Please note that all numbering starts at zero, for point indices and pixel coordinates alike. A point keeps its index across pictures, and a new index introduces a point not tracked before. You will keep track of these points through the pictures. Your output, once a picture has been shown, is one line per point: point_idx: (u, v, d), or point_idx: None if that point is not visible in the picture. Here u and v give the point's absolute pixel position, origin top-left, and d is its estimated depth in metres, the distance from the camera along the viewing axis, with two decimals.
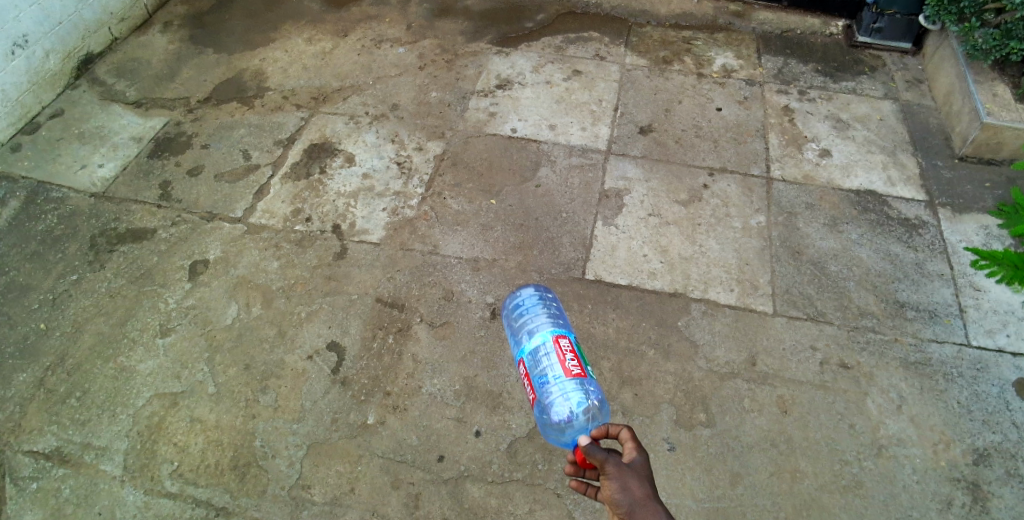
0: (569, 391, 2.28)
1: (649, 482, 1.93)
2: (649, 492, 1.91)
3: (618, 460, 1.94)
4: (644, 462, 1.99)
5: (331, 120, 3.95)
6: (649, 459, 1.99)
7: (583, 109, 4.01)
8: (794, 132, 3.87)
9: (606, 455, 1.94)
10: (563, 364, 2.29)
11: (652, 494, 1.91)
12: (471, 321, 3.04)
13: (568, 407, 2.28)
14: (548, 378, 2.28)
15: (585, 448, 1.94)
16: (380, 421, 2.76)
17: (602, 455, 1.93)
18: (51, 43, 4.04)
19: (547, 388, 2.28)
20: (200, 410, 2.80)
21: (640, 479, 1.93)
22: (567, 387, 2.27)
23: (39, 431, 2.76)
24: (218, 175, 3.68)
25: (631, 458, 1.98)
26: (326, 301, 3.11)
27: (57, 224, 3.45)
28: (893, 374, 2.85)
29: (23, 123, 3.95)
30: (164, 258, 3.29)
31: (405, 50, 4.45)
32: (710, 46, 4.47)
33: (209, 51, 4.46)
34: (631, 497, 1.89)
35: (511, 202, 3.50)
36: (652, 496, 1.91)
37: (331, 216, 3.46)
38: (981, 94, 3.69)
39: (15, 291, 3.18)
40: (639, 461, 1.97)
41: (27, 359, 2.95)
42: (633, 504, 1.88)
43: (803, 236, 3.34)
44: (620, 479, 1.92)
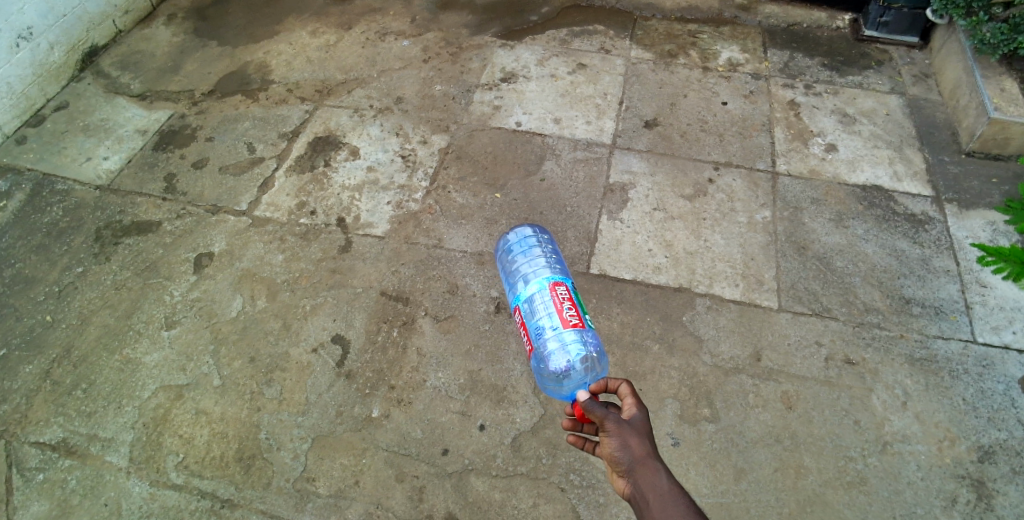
0: (567, 342, 2.43)
1: (648, 439, 1.96)
2: (648, 449, 1.93)
3: (618, 416, 1.97)
4: (643, 419, 2.02)
5: (335, 113, 3.95)
6: (648, 417, 2.02)
7: (587, 103, 4.00)
8: (801, 126, 3.85)
9: (606, 411, 1.96)
10: (561, 314, 2.41)
11: (651, 451, 1.93)
12: (476, 315, 3.04)
13: (566, 358, 2.44)
14: (546, 329, 2.41)
15: (585, 404, 1.96)
16: (384, 414, 2.76)
17: (602, 411, 1.95)
18: (55, 36, 4.04)
19: (545, 338, 2.41)
20: (205, 403, 2.81)
21: (640, 437, 1.96)
22: (565, 337, 2.41)
23: (45, 422, 2.77)
24: (223, 167, 3.68)
25: (631, 416, 2.01)
26: (330, 294, 3.11)
27: (62, 216, 3.46)
28: (899, 371, 2.85)
29: (27, 116, 3.95)
30: (169, 251, 3.30)
31: (409, 43, 4.43)
32: (716, 39, 4.45)
33: (213, 43, 4.46)
34: (631, 453, 1.92)
35: (516, 195, 3.50)
36: (652, 452, 1.93)
37: (335, 209, 3.46)
38: (988, 89, 3.66)
39: (21, 283, 3.19)
40: (639, 418, 2.01)
41: (33, 351, 2.97)
42: (633, 460, 1.91)
43: (809, 231, 3.33)
44: (620, 436, 1.95)
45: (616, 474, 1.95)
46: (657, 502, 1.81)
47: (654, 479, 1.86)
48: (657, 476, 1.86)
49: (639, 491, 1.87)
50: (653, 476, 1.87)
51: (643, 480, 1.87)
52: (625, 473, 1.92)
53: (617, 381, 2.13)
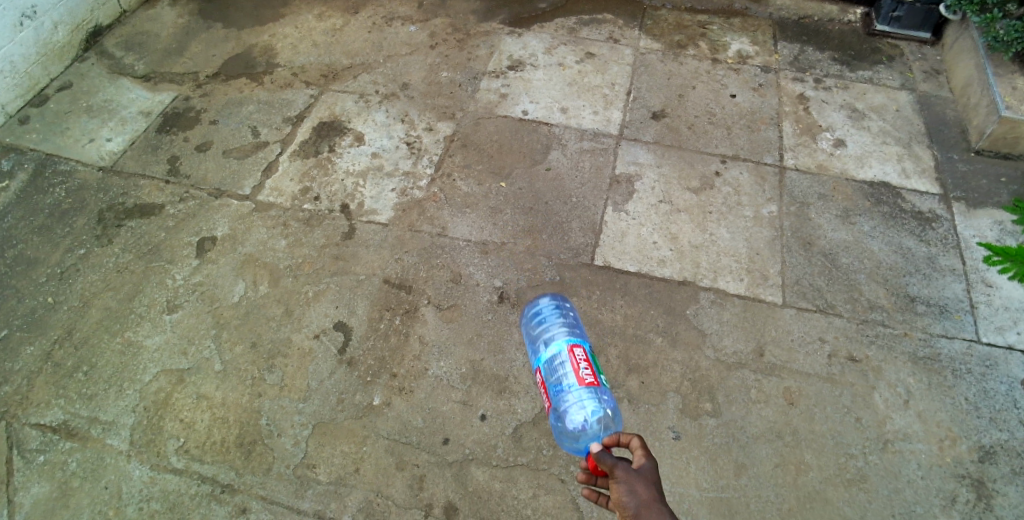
0: (584, 401, 2.38)
1: (657, 487, 1.93)
2: (656, 497, 1.90)
3: (626, 465, 1.96)
4: (653, 468, 1.98)
5: (341, 98, 3.92)
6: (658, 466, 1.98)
7: (595, 93, 3.96)
8: (809, 121, 3.82)
9: (614, 460, 1.97)
10: (577, 373, 2.38)
11: (659, 500, 1.90)
12: (479, 305, 3.03)
13: (582, 416, 2.38)
14: (562, 387, 2.38)
15: (596, 456, 1.99)
16: (386, 402, 2.76)
17: (610, 461, 1.97)
18: (59, 15, 4.00)
19: (562, 395, 2.38)
20: (206, 387, 2.80)
21: (648, 485, 1.93)
22: (582, 396, 2.38)
23: (46, 404, 2.77)
24: (226, 151, 3.65)
25: (640, 465, 1.98)
26: (333, 281, 3.10)
27: (64, 197, 3.44)
28: (902, 369, 2.84)
29: (31, 95, 3.93)
30: (172, 234, 3.29)
31: (416, 29, 4.39)
32: (726, 31, 4.40)
33: (218, 25, 4.42)
34: (637, 500, 1.89)
35: (521, 185, 3.48)
36: (660, 501, 1.90)
37: (339, 195, 3.44)
38: (1000, 87, 3.62)
39: (23, 264, 3.18)
40: (648, 466, 1.97)
41: (34, 332, 2.96)
42: (639, 507, 1.88)
43: (815, 227, 3.31)
44: (627, 483, 1.93)
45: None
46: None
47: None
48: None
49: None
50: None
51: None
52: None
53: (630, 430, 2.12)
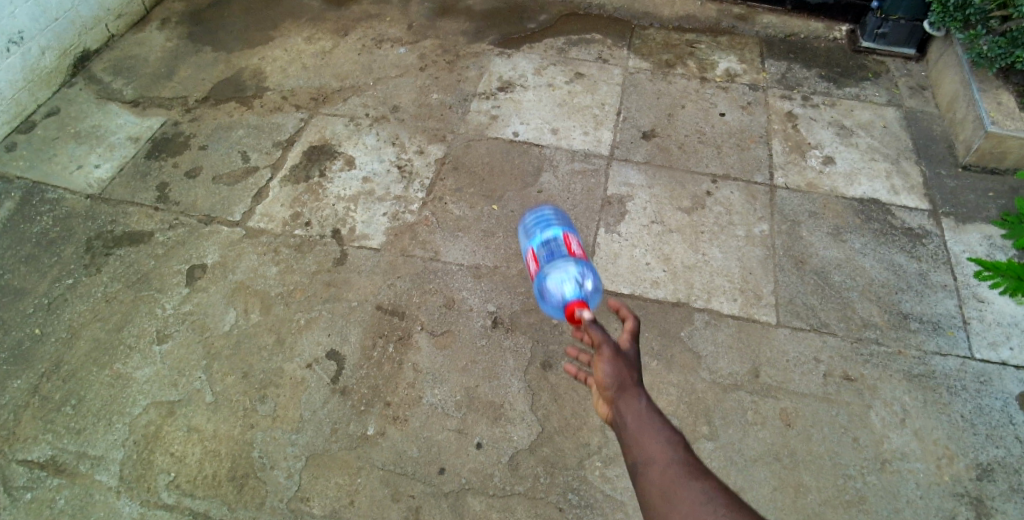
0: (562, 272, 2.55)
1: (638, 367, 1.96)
2: (636, 377, 1.93)
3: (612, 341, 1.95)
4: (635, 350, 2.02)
5: (331, 122, 3.91)
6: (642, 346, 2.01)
7: (584, 113, 3.98)
8: (798, 138, 3.85)
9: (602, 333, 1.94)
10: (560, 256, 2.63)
11: (638, 380, 1.92)
12: (473, 330, 3.01)
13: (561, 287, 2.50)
14: (554, 256, 2.64)
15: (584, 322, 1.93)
16: (380, 432, 2.73)
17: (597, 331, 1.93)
18: (47, 40, 3.98)
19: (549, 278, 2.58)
20: (197, 420, 2.76)
21: (629, 366, 1.95)
22: (564, 263, 2.58)
23: (34, 439, 2.72)
24: (216, 176, 3.63)
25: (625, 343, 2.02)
26: (325, 308, 3.08)
27: (52, 226, 3.41)
28: (897, 387, 2.84)
29: (18, 122, 3.90)
30: (161, 262, 3.26)
31: (405, 50, 4.40)
32: (713, 49, 4.44)
33: (207, 49, 4.41)
34: (619, 381, 1.91)
35: (514, 207, 3.47)
36: (637, 379, 1.93)
37: (330, 220, 3.43)
38: (985, 103, 3.66)
39: (10, 295, 3.14)
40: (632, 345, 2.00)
41: (21, 365, 2.92)
42: (620, 387, 1.90)
43: (807, 245, 3.32)
44: (611, 364, 1.94)
45: (603, 400, 1.94)
46: (638, 433, 1.78)
47: (634, 410, 1.84)
48: (638, 404, 1.85)
49: (619, 416, 1.85)
50: (634, 403, 1.85)
51: (624, 407, 1.86)
52: (610, 399, 1.90)
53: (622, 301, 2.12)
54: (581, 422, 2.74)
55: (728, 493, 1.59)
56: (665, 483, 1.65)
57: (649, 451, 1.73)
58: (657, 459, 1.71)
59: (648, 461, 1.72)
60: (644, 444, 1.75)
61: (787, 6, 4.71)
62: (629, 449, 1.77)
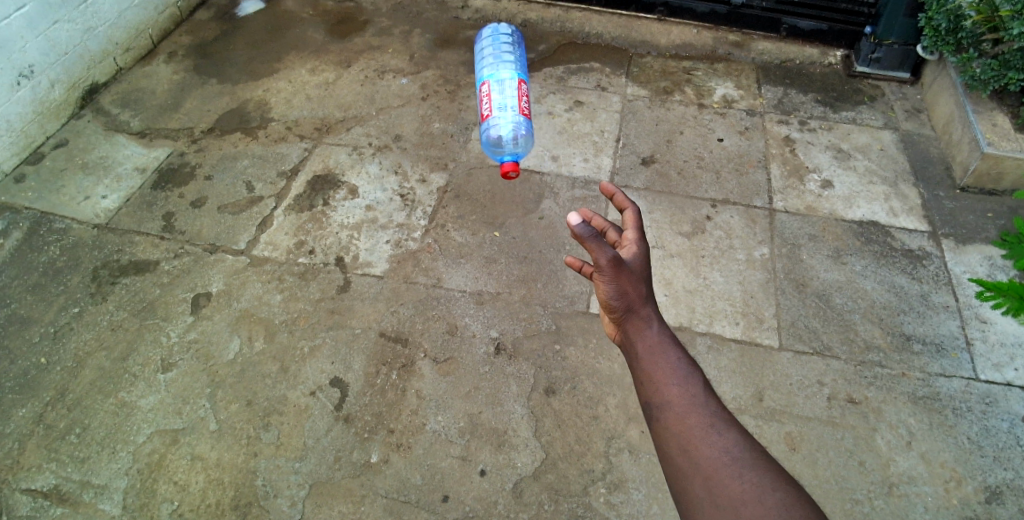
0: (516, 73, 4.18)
1: (645, 283, 1.91)
2: (644, 297, 1.90)
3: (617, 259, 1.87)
4: (641, 257, 1.95)
5: (334, 151, 3.97)
6: (647, 258, 1.94)
7: (584, 140, 4.03)
8: (796, 163, 3.89)
9: (604, 250, 1.84)
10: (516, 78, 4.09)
11: (647, 301, 1.90)
12: (476, 357, 3.02)
13: (503, 131, 3.80)
14: (504, 104, 3.75)
15: (584, 239, 1.82)
16: (384, 459, 2.73)
17: (599, 248, 1.83)
18: (56, 73, 4.07)
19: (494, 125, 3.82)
20: (201, 448, 2.77)
21: (637, 284, 1.90)
22: (514, 83, 3.78)
23: (37, 468, 2.72)
24: (221, 206, 3.68)
25: (630, 253, 1.94)
26: (329, 336, 3.09)
27: (59, 255, 3.45)
28: (902, 409, 2.83)
29: (26, 153, 3.96)
30: (166, 291, 3.28)
31: (407, 81, 4.48)
32: (710, 76, 4.51)
33: (212, 82, 4.50)
34: (627, 303, 1.88)
35: (515, 234, 3.50)
36: (646, 300, 1.90)
37: (334, 248, 3.46)
38: (981, 125, 3.70)
39: (16, 324, 3.16)
40: (638, 257, 1.93)
41: (27, 394, 2.93)
42: (629, 310, 1.88)
43: (807, 268, 3.34)
44: (617, 284, 1.88)
45: (611, 320, 1.94)
46: (652, 368, 1.79)
47: (646, 337, 1.85)
48: (648, 332, 1.86)
49: (630, 343, 1.87)
50: (644, 330, 1.86)
51: (635, 334, 1.87)
52: (619, 320, 1.91)
53: (623, 201, 1.99)
54: (585, 448, 2.74)
55: (747, 442, 1.62)
56: (682, 426, 1.66)
57: (664, 389, 1.73)
58: (674, 402, 1.71)
59: (663, 402, 1.72)
60: (658, 381, 1.76)
61: (782, 33, 4.80)
62: (642, 382, 1.78)
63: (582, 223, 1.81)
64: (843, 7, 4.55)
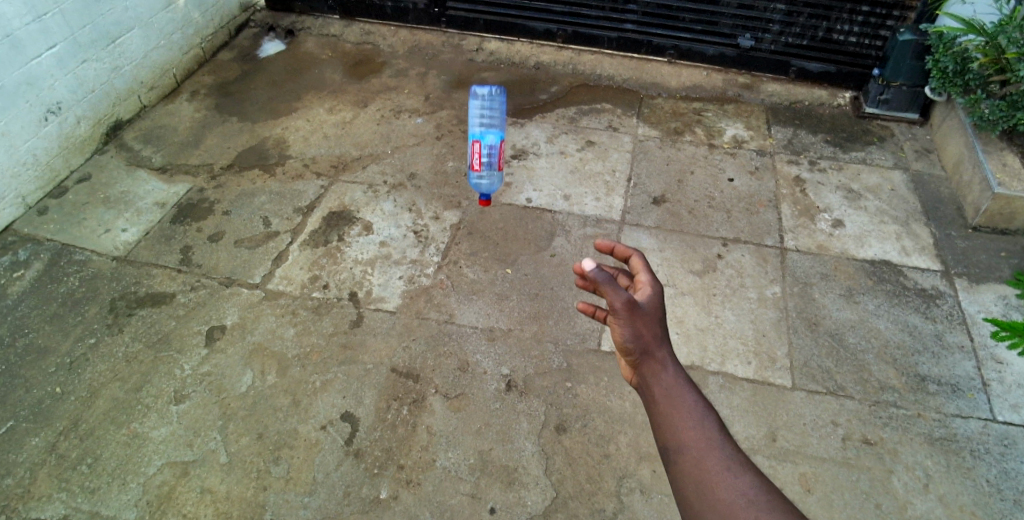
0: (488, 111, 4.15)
1: (660, 324, 1.86)
2: (660, 338, 1.84)
3: (630, 299, 1.83)
4: (655, 298, 1.89)
5: (350, 189, 4.05)
6: (660, 299, 1.89)
7: (596, 180, 4.09)
8: (807, 202, 3.91)
9: (618, 290, 1.82)
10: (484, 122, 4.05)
11: (662, 341, 1.84)
12: (487, 393, 3.01)
13: (485, 182, 3.86)
14: (489, 166, 3.77)
15: (597, 279, 1.80)
16: (393, 495, 2.71)
17: (613, 289, 1.81)
18: (83, 110, 4.20)
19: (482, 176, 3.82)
20: (211, 481, 2.76)
21: (651, 324, 1.85)
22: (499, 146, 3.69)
23: (47, 498, 2.73)
24: (238, 241, 3.74)
25: (644, 294, 1.89)
26: (341, 370, 3.11)
27: (78, 286, 3.51)
28: (918, 451, 2.79)
29: (51, 187, 4.07)
30: (182, 323, 3.33)
31: (423, 121, 4.59)
32: (720, 117, 4.58)
33: (233, 120, 4.63)
34: (642, 345, 1.82)
35: (527, 271, 3.53)
36: (661, 341, 1.84)
37: (347, 283, 3.50)
38: (991, 165, 3.71)
39: (33, 353, 3.21)
40: (651, 299, 1.88)
41: (40, 423, 2.95)
42: (644, 352, 1.82)
43: (819, 307, 3.33)
44: (632, 325, 1.82)
45: (626, 362, 1.86)
46: (669, 411, 1.73)
47: (662, 379, 1.78)
48: (664, 374, 1.79)
49: (646, 385, 1.80)
50: (660, 372, 1.79)
51: (651, 377, 1.80)
52: (634, 363, 1.83)
53: (627, 249, 1.98)
54: (596, 487, 2.71)
55: (766, 486, 1.56)
56: (700, 471, 1.61)
57: (682, 433, 1.68)
58: (691, 445, 1.65)
59: (680, 446, 1.66)
60: (676, 425, 1.70)
61: (791, 75, 4.90)
62: (660, 427, 1.72)
63: (596, 268, 1.81)
64: (851, 50, 4.66)
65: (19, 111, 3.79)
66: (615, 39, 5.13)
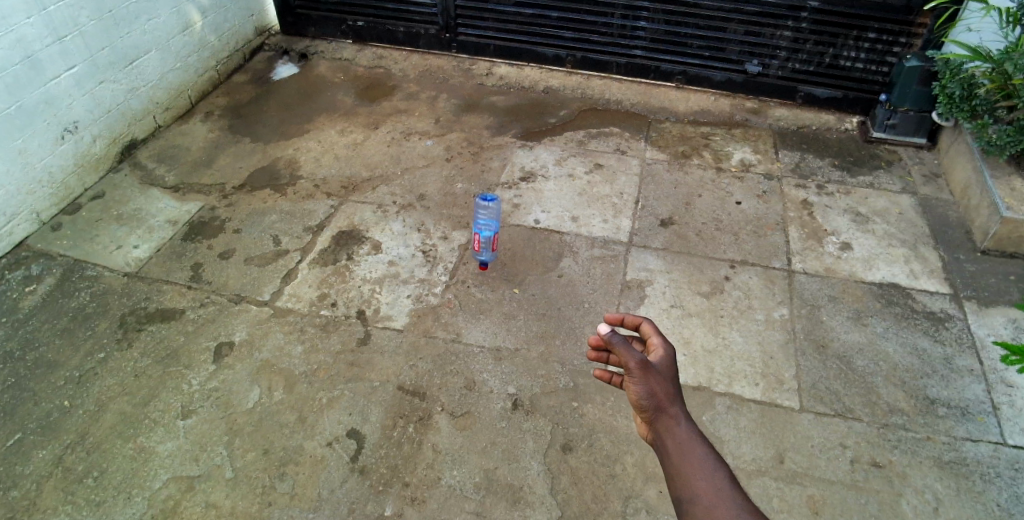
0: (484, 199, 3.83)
1: (673, 383, 1.87)
2: (673, 395, 1.83)
3: (642, 358, 1.85)
4: (668, 362, 1.92)
5: (360, 209, 4.09)
6: (672, 360, 1.91)
7: (604, 202, 4.12)
8: (814, 225, 3.92)
9: (630, 350, 1.86)
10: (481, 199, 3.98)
11: (675, 398, 1.83)
12: (493, 412, 3.01)
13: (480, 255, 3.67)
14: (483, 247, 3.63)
15: (607, 338, 1.86)
16: (398, 512, 2.69)
17: (624, 348, 1.85)
18: (99, 129, 4.28)
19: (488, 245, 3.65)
20: (216, 496, 2.76)
21: (664, 382, 1.85)
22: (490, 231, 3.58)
23: (52, 510, 2.73)
24: (249, 258, 3.78)
25: (656, 357, 1.92)
26: (348, 387, 3.12)
27: (89, 301, 3.55)
28: (928, 474, 2.75)
29: (65, 204, 4.13)
30: (191, 339, 3.35)
31: (433, 143, 4.65)
32: (727, 141, 4.62)
33: (246, 140, 4.71)
34: (656, 401, 1.81)
35: (534, 291, 3.55)
36: (675, 398, 1.84)
37: (356, 301, 3.53)
38: (998, 189, 3.72)
39: (42, 367, 3.23)
40: (663, 360, 1.91)
41: (48, 436, 2.97)
42: (657, 408, 1.81)
43: (827, 329, 3.32)
44: (645, 382, 1.83)
45: (640, 420, 1.85)
46: (681, 464, 1.70)
47: (677, 434, 1.77)
48: (678, 428, 1.77)
49: (660, 441, 1.78)
50: (674, 428, 1.77)
51: (664, 433, 1.78)
52: (648, 420, 1.82)
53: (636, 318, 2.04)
54: (602, 507, 2.69)
55: None
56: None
57: (694, 484, 1.65)
58: (703, 495, 1.62)
59: (692, 496, 1.63)
60: (688, 478, 1.67)
61: (798, 100, 4.94)
62: (673, 481, 1.69)
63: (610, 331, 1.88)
64: (858, 76, 4.70)
65: (37, 130, 3.87)
66: (623, 64, 5.21)
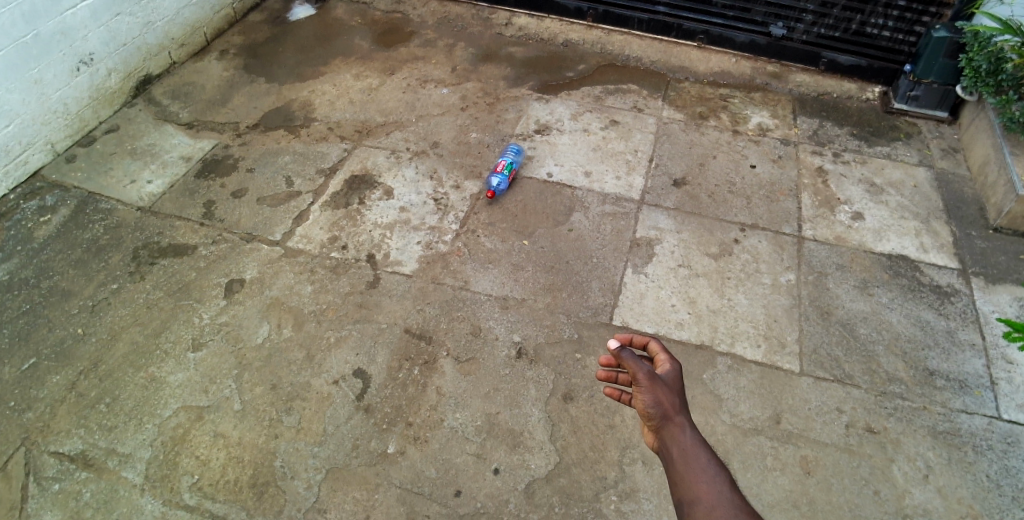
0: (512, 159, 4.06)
1: (680, 395, 1.91)
2: (679, 405, 1.88)
3: (650, 370, 1.91)
4: (676, 376, 1.96)
5: (373, 154, 4.09)
6: (681, 374, 1.96)
7: (617, 159, 4.09)
8: (828, 194, 3.89)
9: (638, 362, 1.91)
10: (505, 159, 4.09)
11: (682, 408, 1.88)
12: (497, 359, 3.06)
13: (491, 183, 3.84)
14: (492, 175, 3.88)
15: (617, 352, 1.91)
16: (400, 451, 2.78)
17: (634, 360, 1.91)
18: (114, 63, 4.25)
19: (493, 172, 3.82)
20: (224, 426, 2.84)
21: (671, 393, 1.91)
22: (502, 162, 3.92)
23: (67, 433, 2.83)
24: (261, 198, 3.80)
25: (664, 371, 1.96)
26: (355, 328, 3.17)
27: (102, 233, 3.59)
28: (921, 443, 2.81)
29: (79, 136, 4.14)
30: (202, 275, 3.40)
31: (448, 91, 4.60)
32: (747, 105, 4.55)
33: (261, 80, 4.67)
34: (662, 409, 1.86)
35: (543, 244, 3.56)
36: (681, 408, 1.88)
37: (366, 245, 3.55)
38: (1018, 166, 3.67)
39: (57, 295, 3.30)
40: (670, 373, 1.94)
41: (62, 362, 3.04)
42: (664, 416, 1.86)
43: (833, 296, 3.33)
44: (652, 392, 1.88)
45: (647, 429, 1.90)
46: (684, 467, 1.74)
47: (682, 443, 1.80)
48: (684, 436, 1.81)
49: (665, 449, 1.82)
50: (679, 435, 1.82)
51: (670, 439, 1.82)
52: (655, 428, 1.86)
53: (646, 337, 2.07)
54: (599, 455, 2.76)
55: None
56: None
57: (694, 486, 1.68)
58: (702, 497, 1.65)
59: (693, 499, 1.66)
60: (690, 480, 1.70)
61: (821, 67, 4.84)
62: (676, 485, 1.73)
63: (618, 346, 1.92)
64: (883, 45, 4.58)
65: (52, 61, 3.84)
66: (645, 21, 5.10)
